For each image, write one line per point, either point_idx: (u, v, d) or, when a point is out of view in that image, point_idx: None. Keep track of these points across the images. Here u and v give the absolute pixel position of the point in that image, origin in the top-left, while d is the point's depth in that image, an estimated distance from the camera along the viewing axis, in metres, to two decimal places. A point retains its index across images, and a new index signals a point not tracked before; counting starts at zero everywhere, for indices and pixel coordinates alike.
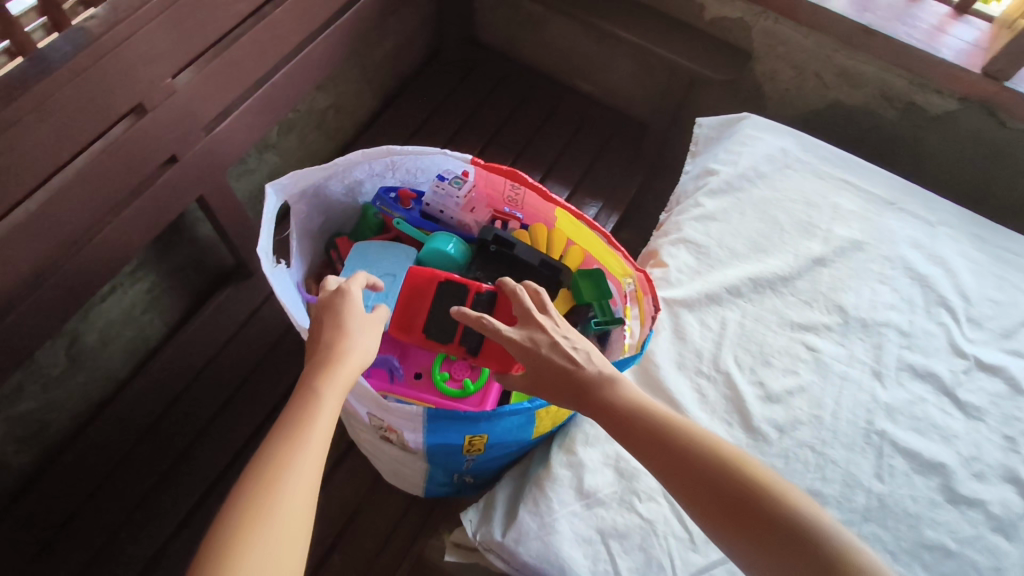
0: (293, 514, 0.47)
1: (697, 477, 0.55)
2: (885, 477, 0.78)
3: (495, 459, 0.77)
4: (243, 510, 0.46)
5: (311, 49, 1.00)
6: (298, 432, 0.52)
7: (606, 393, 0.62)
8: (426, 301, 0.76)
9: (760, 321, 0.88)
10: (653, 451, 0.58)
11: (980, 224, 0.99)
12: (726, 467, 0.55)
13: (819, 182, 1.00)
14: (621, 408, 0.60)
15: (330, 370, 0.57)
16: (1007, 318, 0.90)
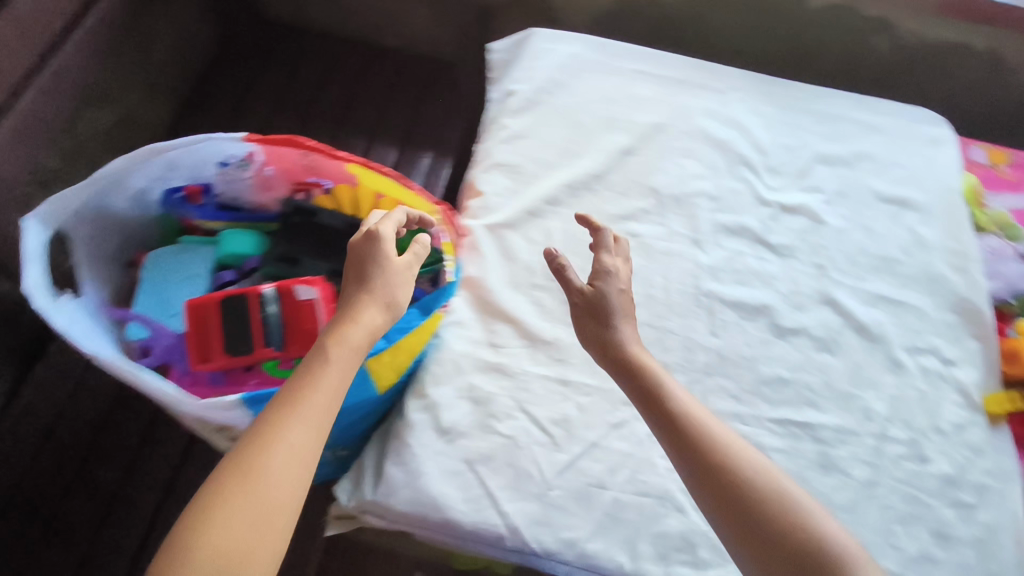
0: (290, 466, 0.52)
1: (691, 446, 0.61)
2: (719, 331, 0.84)
3: (347, 426, 0.77)
4: (256, 450, 0.52)
5: (50, 71, 0.95)
6: (302, 397, 0.56)
7: (621, 363, 0.67)
8: (214, 325, 0.69)
9: (583, 223, 0.90)
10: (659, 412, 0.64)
11: (766, 81, 1.05)
12: (729, 455, 0.61)
13: (615, 79, 1.02)
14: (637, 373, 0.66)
15: (341, 335, 0.61)
16: (800, 160, 0.98)
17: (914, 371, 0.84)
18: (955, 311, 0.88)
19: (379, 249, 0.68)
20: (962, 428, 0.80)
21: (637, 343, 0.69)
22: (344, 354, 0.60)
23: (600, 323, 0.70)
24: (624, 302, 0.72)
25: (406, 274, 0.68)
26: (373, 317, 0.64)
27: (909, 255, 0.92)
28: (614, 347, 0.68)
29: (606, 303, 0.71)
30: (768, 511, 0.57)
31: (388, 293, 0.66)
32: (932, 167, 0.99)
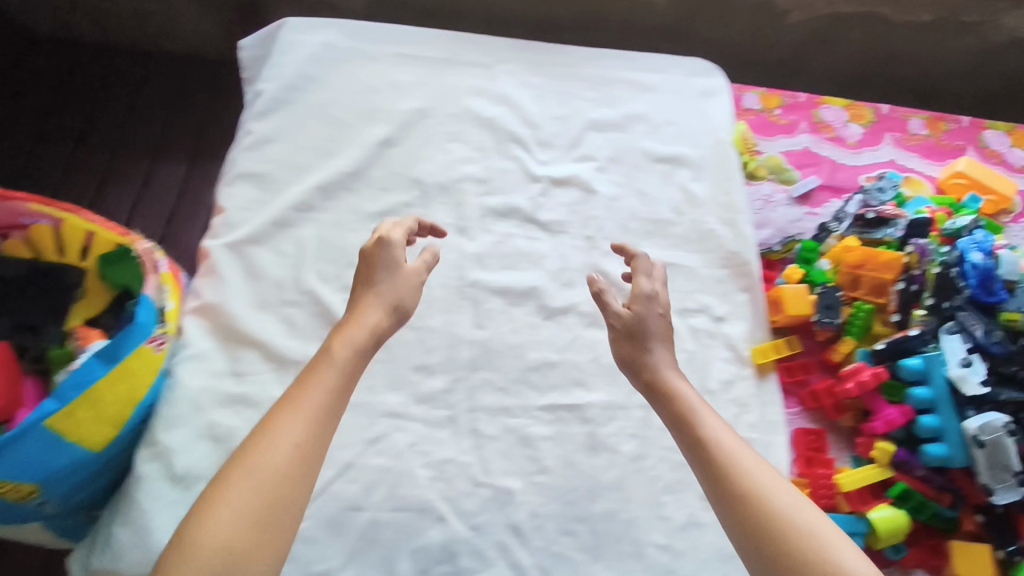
0: (275, 463, 0.54)
1: (697, 442, 0.62)
2: (485, 322, 0.81)
3: (79, 490, 0.70)
4: (223, 470, 0.54)
5: None
6: (297, 399, 0.58)
7: (642, 370, 0.68)
8: None
9: (339, 226, 0.85)
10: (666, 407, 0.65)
11: (537, 48, 1.00)
12: (731, 457, 0.60)
13: (373, 66, 0.95)
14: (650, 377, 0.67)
15: (339, 339, 0.63)
16: (572, 129, 0.94)
17: (682, 332, 0.83)
18: (726, 265, 0.87)
19: (391, 254, 0.71)
20: (729, 384, 0.80)
21: (670, 364, 0.68)
22: (345, 353, 0.62)
23: (636, 351, 0.69)
24: (663, 322, 0.71)
25: (415, 282, 0.70)
26: (371, 318, 0.66)
27: (681, 214, 0.90)
28: (643, 368, 0.68)
29: (650, 324, 0.70)
30: (761, 508, 0.56)
31: (395, 294, 0.68)
32: (705, 120, 0.97)
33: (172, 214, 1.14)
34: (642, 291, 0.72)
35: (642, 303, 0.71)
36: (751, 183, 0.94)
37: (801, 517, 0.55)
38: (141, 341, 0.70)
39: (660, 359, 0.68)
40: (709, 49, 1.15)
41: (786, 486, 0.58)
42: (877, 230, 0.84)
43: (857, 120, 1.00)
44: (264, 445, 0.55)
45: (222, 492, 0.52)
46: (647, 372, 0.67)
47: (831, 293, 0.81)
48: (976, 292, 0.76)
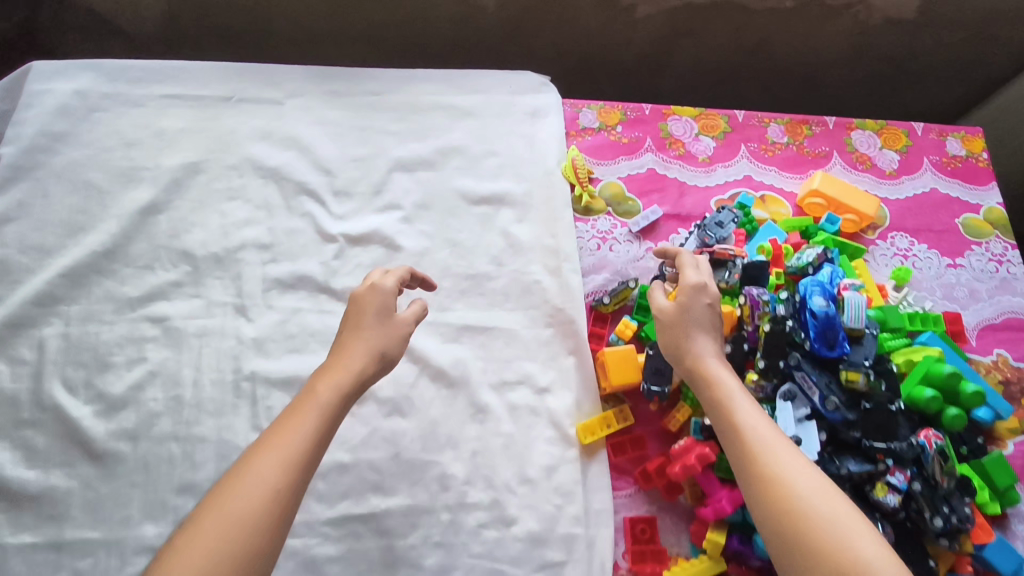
0: (247, 506, 0.48)
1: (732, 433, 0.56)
2: (264, 423, 0.70)
3: None
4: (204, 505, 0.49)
5: None
6: (275, 439, 0.53)
7: (685, 356, 0.62)
8: None
9: (90, 319, 0.72)
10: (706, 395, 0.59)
11: (337, 75, 0.87)
12: (766, 450, 0.53)
13: (136, 113, 0.82)
14: (693, 364, 0.61)
15: (324, 380, 0.58)
16: (374, 173, 0.81)
17: (499, 412, 0.72)
18: (551, 324, 0.76)
19: (382, 300, 0.64)
20: (551, 471, 0.70)
21: (716, 354, 0.62)
22: (329, 393, 0.57)
23: (682, 334, 0.63)
24: (713, 311, 0.64)
25: (403, 329, 0.64)
26: (357, 362, 0.60)
27: (502, 265, 0.79)
28: (683, 355, 0.62)
29: (695, 312, 0.63)
30: (788, 504, 0.49)
31: (381, 342, 0.62)
32: (532, 148, 0.85)
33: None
34: (687, 282, 0.65)
35: (686, 288, 0.64)
36: (585, 218, 0.82)
37: (830, 515, 0.48)
38: None
39: (704, 347, 0.62)
40: (561, 48, 1.00)
41: (824, 483, 0.50)
42: (712, 273, 0.73)
43: (708, 132, 0.88)
44: (237, 490, 0.50)
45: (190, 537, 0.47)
46: (689, 359, 0.62)
47: (661, 356, 0.71)
48: (816, 347, 0.67)
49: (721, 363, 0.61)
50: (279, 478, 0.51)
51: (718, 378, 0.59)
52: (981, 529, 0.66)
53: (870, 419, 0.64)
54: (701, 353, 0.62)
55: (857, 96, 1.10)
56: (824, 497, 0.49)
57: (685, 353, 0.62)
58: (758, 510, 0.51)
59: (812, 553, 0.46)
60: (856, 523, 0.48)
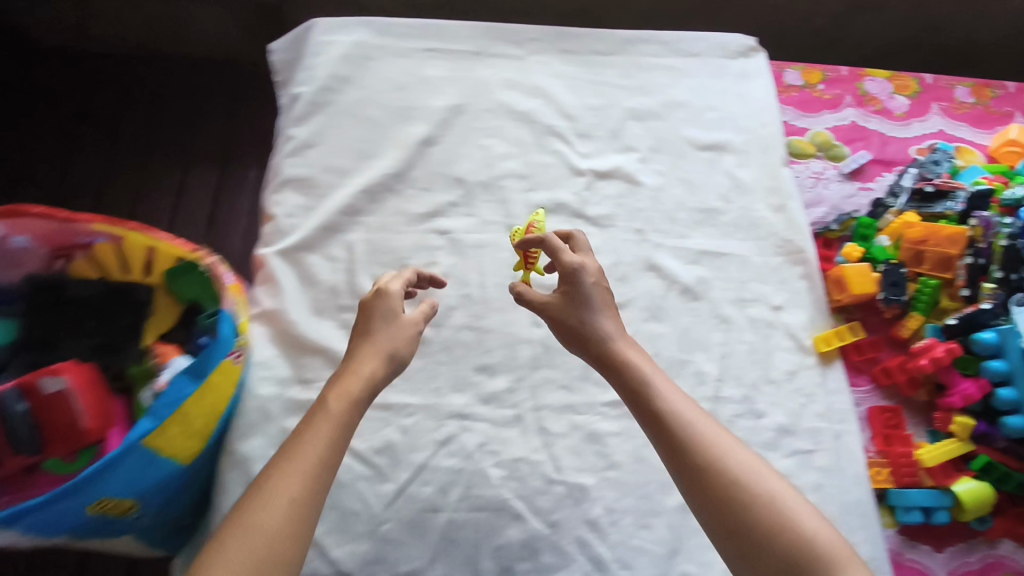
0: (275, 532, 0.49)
1: (643, 410, 0.59)
2: (542, 320, 0.80)
3: (174, 499, 0.69)
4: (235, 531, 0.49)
5: None
6: (292, 453, 0.54)
7: (584, 340, 0.64)
8: None
9: (387, 229, 0.83)
10: (620, 380, 0.61)
11: (572, 38, 0.95)
12: (691, 425, 0.57)
13: (402, 63, 0.92)
14: (601, 343, 0.64)
15: (336, 393, 0.58)
16: (611, 120, 0.91)
17: (741, 323, 0.81)
18: (782, 253, 0.85)
19: (390, 303, 0.65)
20: (793, 374, 0.79)
21: (619, 335, 0.64)
22: (341, 409, 0.57)
23: (581, 314, 0.65)
24: (605, 290, 0.67)
25: (416, 329, 0.65)
26: (369, 365, 0.60)
27: (730, 202, 0.88)
28: (587, 342, 0.64)
29: (581, 296, 0.66)
30: (722, 474, 0.54)
31: (390, 343, 0.63)
32: (746, 107, 0.93)
33: (216, 202, 1.16)
34: (568, 261, 0.67)
35: (569, 274, 0.66)
36: (799, 160, 0.92)
37: (757, 475, 0.54)
38: (223, 357, 0.68)
39: (609, 319, 0.65)
40: (745, 23, 1.12)
41: (742, 450, 0.56)
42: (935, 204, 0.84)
43: (902, 91, 0.98)
44: (262, 506, 0.50)
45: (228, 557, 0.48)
46: (594, 343, 0.64)
47: (896, 271, 0.80)
48: None
49: (621, 335, 0.65)
50: (310, 482, 0.52)
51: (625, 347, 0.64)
52: None
53: None
54: (605, 328, 0.64)
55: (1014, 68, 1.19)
56: (740, 455, 0.55)
57: (592, 334, 0.64)
58: (689, 486, 0.54)
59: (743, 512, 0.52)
60: (775, 479, 0.54)
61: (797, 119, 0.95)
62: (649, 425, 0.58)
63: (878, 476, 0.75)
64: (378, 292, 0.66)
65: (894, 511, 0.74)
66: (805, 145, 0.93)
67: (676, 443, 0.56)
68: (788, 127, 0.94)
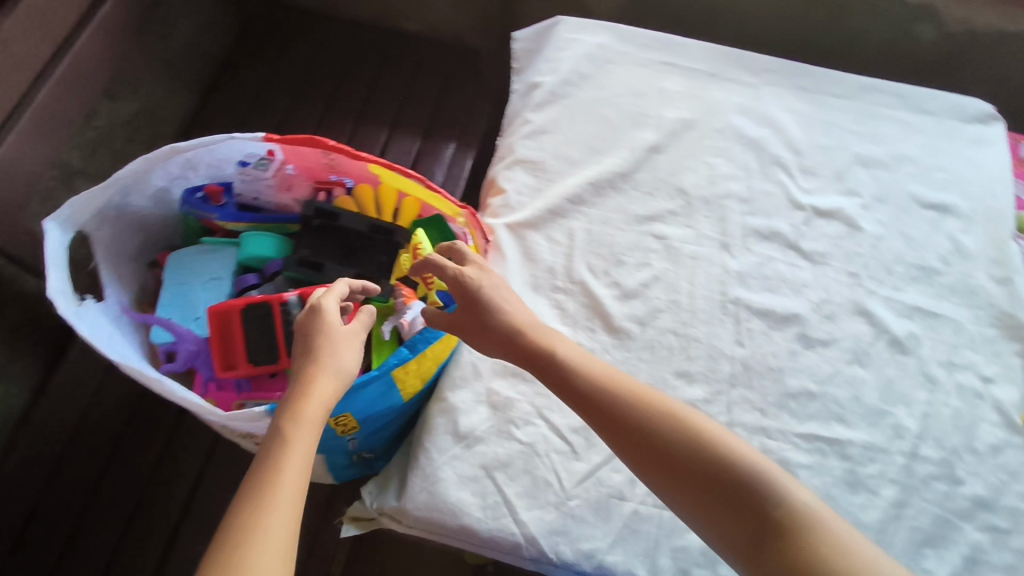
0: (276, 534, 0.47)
1: (599, 411, 0.61)
2: (745, 340, 0.81)
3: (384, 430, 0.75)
4: (234, 532, 0.47)
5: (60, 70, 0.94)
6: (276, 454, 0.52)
7: (513, 340, 0.67)
8: (221, 349, 0.71)
9: (607, 223, 0.88)
10: (565, 387, 0.63)
11: (807, 73, 1.01)
12: (646, 412, 0.59)
13: (643, 71, 1.00)
14: (528, 347, 0.66)
15: (308, 400, 0.57)
16: (838, 161, 0.94)
17: (947, 386, 0.80)
18: (999, 326, 0.83)
19: (321, 321, 0.63)
20: (998, 450, 0.76)
21: (541, 328, 0.67)
22: (300, 429, 0.55)
23: (488, 316, 0.68)
24: (503, 291, 0.70)
25: (353, 342, 0.64)
26: (325, 385, 0.59)
27: (949, 264, 0.87)
28: (529, 343, 0.66)
29: (495, 296, 0.69)
30: (688, 455, 0.56)
31: (337, 360, 0.61)
32: (977, 171, 0.94)
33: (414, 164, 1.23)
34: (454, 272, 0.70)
35: (456, 285, 0.69)
36: None
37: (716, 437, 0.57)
38: None
39: (518, 315, 0.68)
40: (964, 90, 1.10)
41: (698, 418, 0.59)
42: None
43: None
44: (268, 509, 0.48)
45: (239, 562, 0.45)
46: (526, 341, 0.66)
47: None
48: None
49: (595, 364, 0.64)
50: (301, 475, 0.52)
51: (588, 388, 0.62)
52: None
53: None
54: (548, 365, 0.64)
55: None
56: (698, 421, 0.58)
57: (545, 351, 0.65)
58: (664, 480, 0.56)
59: (716, 483, 0.55)
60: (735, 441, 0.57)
61: None
62: (640, 465, 0.57)
63: None
64: (312, 309, 0.63)
65: None
66: None
67: (676, 470, 0.56)
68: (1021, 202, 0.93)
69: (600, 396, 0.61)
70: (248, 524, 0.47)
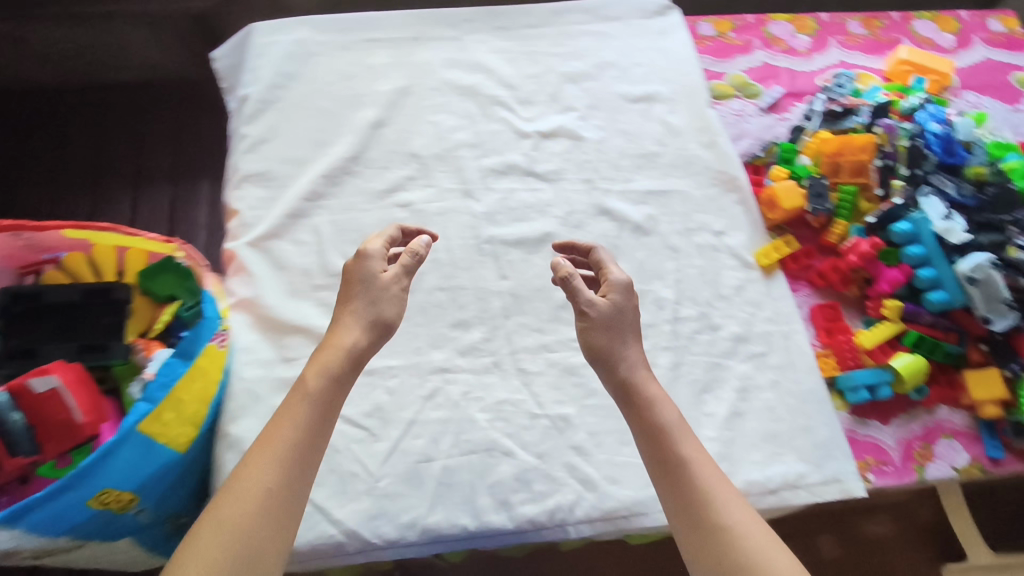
0: (266, 485, 0.55)
1: (666, 461, 0.61)
2: (508, 272, 0.85)
3: (174, 489, 0.70)
4: (238, 471, 0.57)
5: None
6: (287, 409, 0.60)
7: (620, 381, 0.65)
8: None
9: (350, 208, 0.88)
10: (640, 418, 0.63)
11: (503, 14, 1.04)
12: (710, 498, 0.59)
13: (348, 55, 1.00)
14: (628, 386, 0.65)
15: (317, 359, 0.62)
16: (548, 85, 1.00)
17: (688, 249, 0.88)
18: (718, 184, 0.93)
19: (364, 269, 0.67)
20: (741, 288, 0.86)
21: (642, 366, 0.66)
22: (315, 384, 0.61)
23: (612, 342, 0.66)
24: (635, 318, 0.68)
25: (392, 288, 0.66)
26: (347, 338, 0.63)
27: (665, 145, 0.96)
28: (631, 381, 0.65)
29: (627, 316, 0.67)
30: (733, 544, 0.56)
31: (373, 309, 0.65)
32: (669, 59, 1.03)
33: (172, 217, 1.20)
34: (610, 277, 0.69)
35: (611, 286, 0.68)
36: (721, 101, 1.01)
37: (773, 554, 0.56)
38: (211, 335, 0.71)
39: (637, 356, 0.66)
40: None
41: (761, 526, 0.58)
42: (845, 121, 0.92)
43: (803, 31, 1.08)
44: (260, 452, 0.57)
45: (230, 495, 0.55)
46: (628, 384, 0.65)
47: (818, 183, 0.89)
48: (939, 156, 0.86)
49: (681, 424, 0.64)
50: (308, 437, 0.59)
51: (665, 444, 0.62)
52: None
53: (995, 198, 0.83)
54: (636, 408, 0.64)
55: (901, 4, 1.30)
56: (756, 531, 0.57)
57: (630, 393, 0.64)
58: (695, 544, 0.57)
59: None
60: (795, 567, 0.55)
61: (714, 66, 1.04)
62: (688, 540, 0.58)
63: (826, 365, 0.81)
64: (358, 255, 0.68)
65: (846, 393, 0.80)
66: (732, 84, 1.02)
67: (702, 542, 0.57)
68: (708, 73, 1.03)
69: (671, 450, 0.62)
70: (246, 466, 0.57)
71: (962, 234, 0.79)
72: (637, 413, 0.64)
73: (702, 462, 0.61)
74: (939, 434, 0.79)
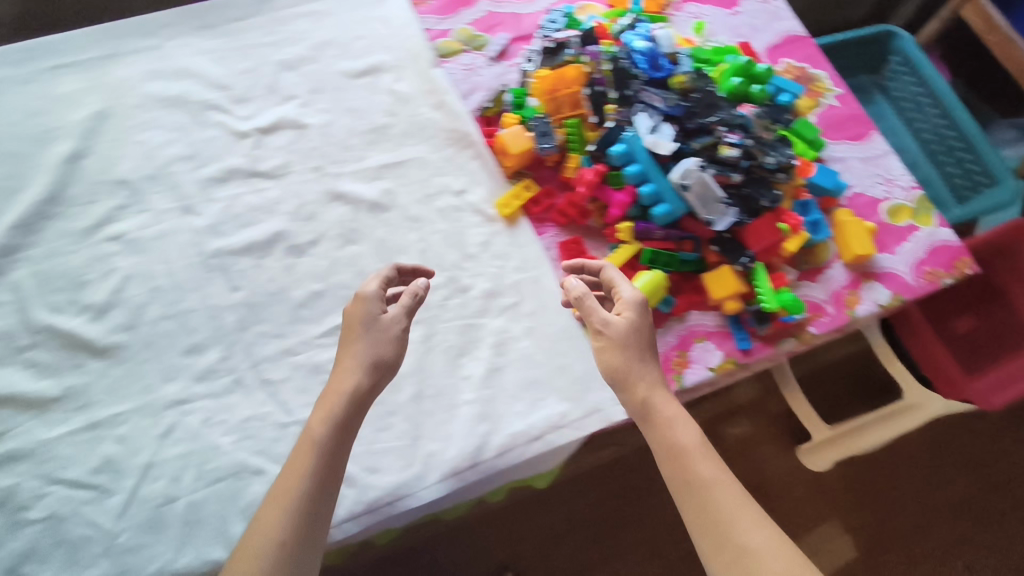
0: (270, 535, 0.57)
1: (687, 475, 0.61)
2: (239, 283, 0.80)
3: None
4: (250, 530, 0.58)
5: None
6: (293, 461, 0.61)
7: (637, 400, 0.65)
8: None
9: (53, 254, 0.80)
10: (657, 435, 0.63)
11: (205, 13, 0.96)
12: (736, 517, 0.58)
13: (31, 89, 0.88)
14: (642, 402, 0.65)
15: (319, 411, 0.63)
16: (264, 77, 0.93)
17: (430, 216, 0.86)
18: (452, 143, 0.91)
19: (366, 310, 0.68)
20: (487, 244, 0.85)
21: (659, 383, 0.66)
22: (319, 432, 0.61)
23: (628, 361, 0.66)
24: (649, 330, 0.68)
25: (386, 332, 0.67)
26: (347, 381, 0.64)
27: (395, 114, 0.93)
28: (647, 398, 0.64)
29: (638, 329, 0.68)
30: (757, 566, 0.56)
31: (373, 351, 0.65)
32: (389, 26, 0.99)
33: None
34: (619, 294, 0.70)
35: (624, 300, 0.69)
36: (449, 58, 0.99)
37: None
38: None
39: (650, 372, 0.66)
40: None
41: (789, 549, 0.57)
42: (558, 57, 0.92)
43: None
44: (268, 506, 0.59)
45: (244, 547, 0.57)
46: (644, 401, 0.65)
47: (541, 123, 0.88)
48: (646, 72, 0.87)
49: (702, 443, 0.63)
50: (317, 487, 0.59)
51: (687, 460, 0.61)
52: (804, 165, 0.91)
53: (699, 103, 0.86)
54: (654, 424, 0.64)
55: None
56: (784, 551, 0.57)
57: (647, 410, 0.64)
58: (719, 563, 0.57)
59: None
60: None
61: (439, 24, 1.01)
62: (711, 556, 0.58)
63: None
64: (358, 298, 0.69)
65: None
66: (459, 40, 1.00)
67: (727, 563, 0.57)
68: (431, 33, 1.00)
69: (688, 464, 0.61)
70: (254, 523, 0.59)
71: (671, 139, 0.83)
72: (655, 429, 0.63)
73: (719, 479, 0.60)
74: (692, 340, 0.82)
